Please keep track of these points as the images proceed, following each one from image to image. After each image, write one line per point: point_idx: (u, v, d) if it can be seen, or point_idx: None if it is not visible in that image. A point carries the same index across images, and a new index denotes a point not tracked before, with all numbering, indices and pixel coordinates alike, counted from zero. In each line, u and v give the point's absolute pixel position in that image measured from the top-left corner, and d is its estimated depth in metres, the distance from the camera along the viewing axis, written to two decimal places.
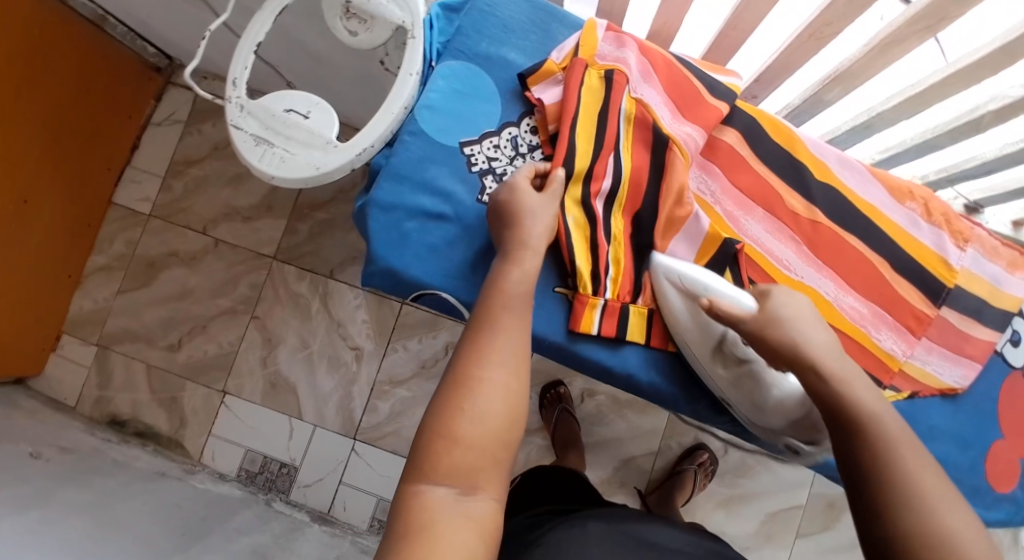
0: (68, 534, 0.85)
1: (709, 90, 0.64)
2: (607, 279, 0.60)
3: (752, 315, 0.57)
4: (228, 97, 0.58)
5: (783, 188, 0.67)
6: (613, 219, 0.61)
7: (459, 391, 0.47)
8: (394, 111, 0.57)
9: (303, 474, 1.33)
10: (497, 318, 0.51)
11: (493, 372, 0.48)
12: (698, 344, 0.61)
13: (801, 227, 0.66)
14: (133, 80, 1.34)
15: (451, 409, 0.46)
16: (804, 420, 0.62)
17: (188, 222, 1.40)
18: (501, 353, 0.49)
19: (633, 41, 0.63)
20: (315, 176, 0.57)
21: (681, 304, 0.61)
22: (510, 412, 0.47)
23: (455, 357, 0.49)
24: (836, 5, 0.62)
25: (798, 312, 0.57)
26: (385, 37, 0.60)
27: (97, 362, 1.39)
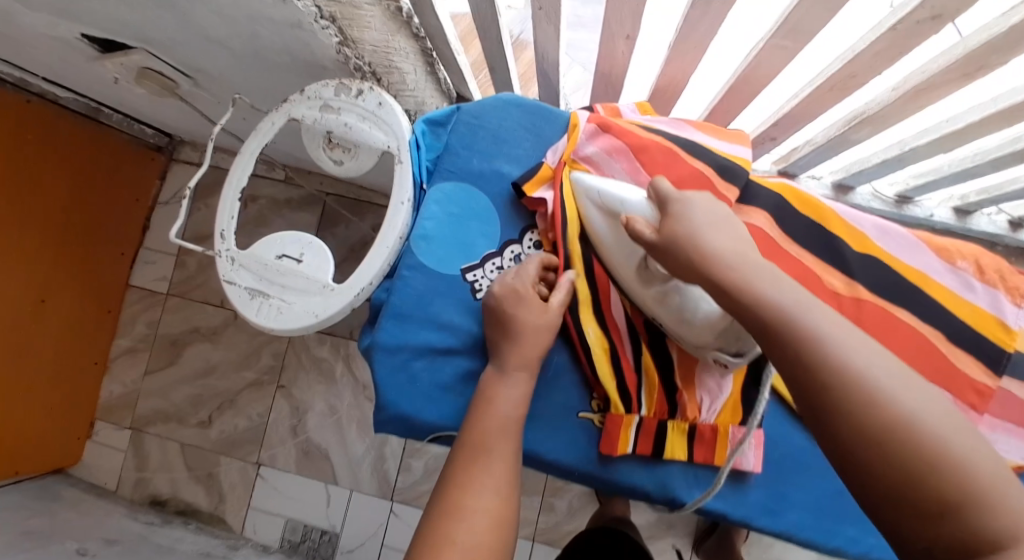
0: None
1: (713, 173, 0.57)
2: (638, 396, 0.57)
3: (652, 234, 0.46)
4: (218, 249, 0.57)
5: (819, 267, 0.60)
6: (633, 336, 0.57)
7: (445, 517, 0.43)
8: (388, 245, 0.54)
9: (344, 540, 1.33)
10: (490, 437, 0.48)
11: (482, 497, 0.44)
12: (621, 263, 0.53)
13: (848, 309, 0.59)
14: (135, 163, 1.34)
15: (439, 533, 0.42)
16: (729, 330, 0.49)
17: (205, 296, 1.40)
18: (491, 477, 0.45)
19: (610, 142, 0.57)
20: (315, 323, 0.54)
21: (603, 224, 0.53)
22: (499, 537, 0.42)
23: (445, 479, 0.45)
24: (862, 59, 0.56)
25: (712, 222, 0.46)
26: (372, 163, 0.58)
27: (133, 444, 1.40)
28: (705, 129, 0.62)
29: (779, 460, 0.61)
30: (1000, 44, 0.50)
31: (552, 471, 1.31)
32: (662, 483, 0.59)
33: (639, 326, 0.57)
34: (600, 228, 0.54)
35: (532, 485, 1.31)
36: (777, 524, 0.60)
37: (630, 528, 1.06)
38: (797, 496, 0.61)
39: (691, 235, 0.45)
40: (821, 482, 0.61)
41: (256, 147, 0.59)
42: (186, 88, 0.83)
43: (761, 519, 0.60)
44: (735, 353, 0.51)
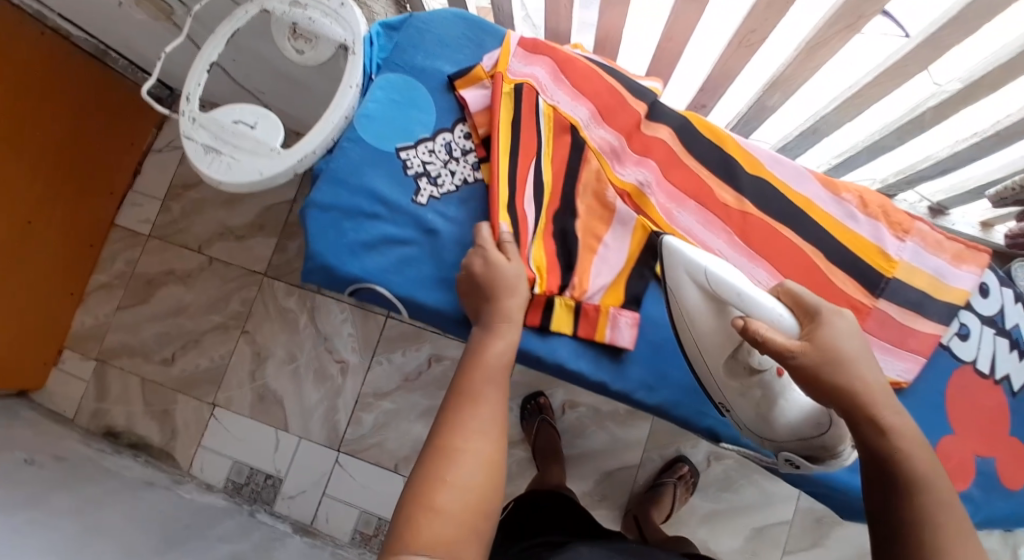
0: (47, 549, 0.92)
1: (624, 92, 0.68)
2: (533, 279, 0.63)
3: (801, 345, 0.54)
4: (183, 110, 0.63)
5: (713, 180, 0.68)
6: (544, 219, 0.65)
7: (438, 461, 0.51)
8: (333, 120, 0.62)
9: (287, 485, 1.36)
10: (481, 385, 0.56)
11: (472, 443, 0.52)
12: (709, 334, 0.63)
13: (732, 218, 0.68)
14: (133, 109, 1.42)
15: (434, 482, 0.50)
16: (813, 418, 0.63)
17: (185, 241, 1.47)
18: (480, 425, 0.54)
19: (541, 57, 0.67)
20: (259, 180, 0.62)
21: (698, 296, 0.61)
22: (487, 478, 0.51)
23: (440, 423, 0.54)
24: (756, 12, 0.64)
25: (855, 350, 0.56)
26: (329, 55, 0.66)
27: (95, 376, 1.44)
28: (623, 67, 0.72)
29: (653, 340, 0.70)
30: None
31: None
32: (550, 350, 0.66)
33: (552, 209, 0.66)
34: (694, 300, 0.61)
35: None
36: (654, 397, 0.70)
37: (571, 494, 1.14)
38: (673, 373, 0.70)
39: (847, 357, 0.55)
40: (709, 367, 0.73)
41: (228, 31, 0.66)
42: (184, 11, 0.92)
43: (638, 393, 0.69)
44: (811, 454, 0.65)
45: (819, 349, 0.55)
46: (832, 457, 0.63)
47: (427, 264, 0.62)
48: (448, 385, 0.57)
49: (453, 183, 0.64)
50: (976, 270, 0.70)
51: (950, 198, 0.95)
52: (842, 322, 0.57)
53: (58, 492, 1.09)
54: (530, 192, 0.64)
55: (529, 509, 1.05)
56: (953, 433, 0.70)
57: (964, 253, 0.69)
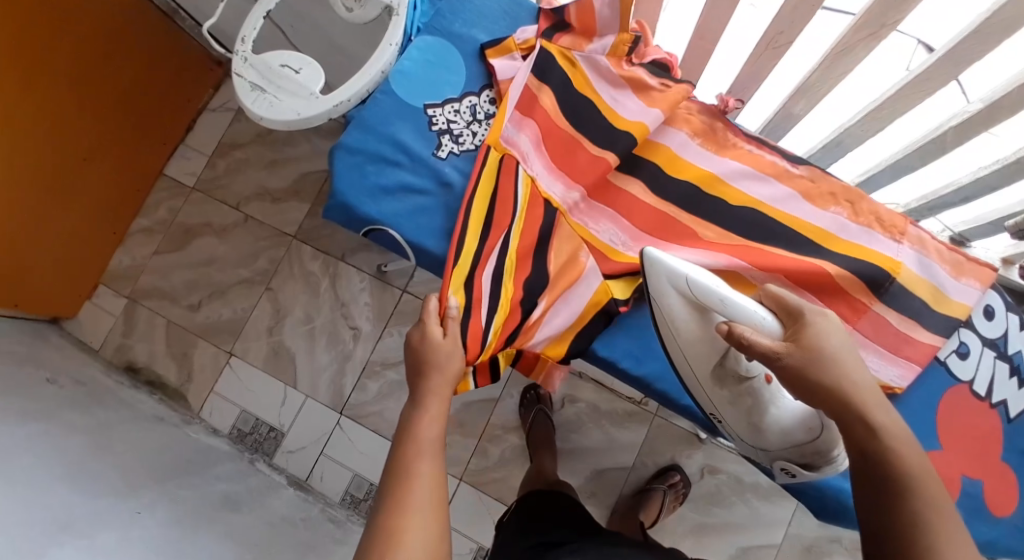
0: (56, 458, 0.99)
1: (590, 144, 0.69)
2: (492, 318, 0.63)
3: (790, 347, 0.55)
4: (236, 50, 0.68)
5: (694, 219, 0.69)
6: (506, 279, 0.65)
7: (383, 545, 0.47)
8: (371, 74, 0.66)
9: (288, 440, 1.41)
10: (417, 461, 0.53)
11: (414, 521, 0.49)
12: (696, 342, 0.66)
13: (718, 253, 0.67)
14: (193, 67, 1.51)
15: (384, 548, 0.47)
16: (803, 441, 0.66)
17: (224, 197, 1.54)
18: (421, 498, 0.51)
19: (524, 124, 0.67)
20: (296, 120, 0.66)
21: (682, 304, 0.64)
22: (436, 547, 0.49)
23: (380, 506, 0.50)
24: (783, 14, 0.66)
25: (844, 348, 0.56)
26: (375, 15, 0.70)
27: (125, 313, 1.52)
28: (639, 88, 0.70)
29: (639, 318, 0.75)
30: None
31: (494, 420, 1.37)
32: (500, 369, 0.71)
33: (515, 268, 0.66)
34: (677, 309, 0.65)
35: (471, 428, 1.37)
36: (640, 370, 0.74)
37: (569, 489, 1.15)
38: (657, 347, 0.74)
39: (834, 356, 0.55)
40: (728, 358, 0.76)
41: None
42: None
43: (626, 363, 0.74)
44: (802, 465, 0.68)
45: (803, 351, 0.55)
46: (823, 462, 0.66)
47: (438, 217, 0.66)
48: (383, 468, 0.54)
49: (474, 143, 0.68)
50: (976, 283, 0.69)
51: (970, 229, 0.96)
52: (828, 324, 0.57)
53: (73, 411, 1.16)
54: (496, 252, 0.64)
55: (536, 509, 1.06)
56: (941, 449, 0.71)
57: (963, 265, 0.70)
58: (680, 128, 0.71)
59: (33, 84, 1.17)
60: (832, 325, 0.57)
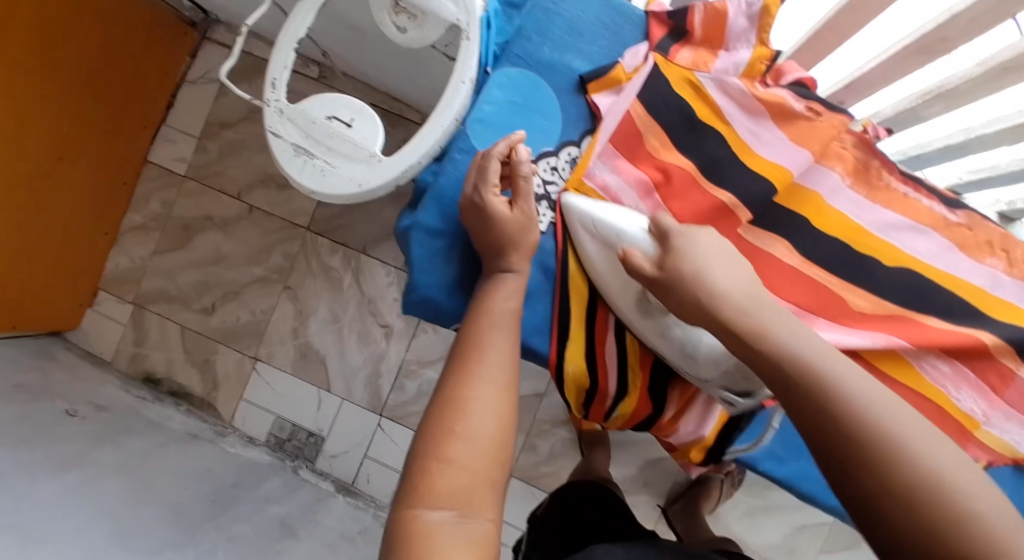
0: (107, 504, 0.91)
1: (715, 190, 0.59)
2: (615, 406, 0.66)
3: (654, 270, 0.52)
4: (267, 99, 0.56)
5: (843, 286, 0.61)
6: (628, 384, 0.65)
7: (449, 409, 0.47)
8: (444, 123, 0.54)
9: (329, 445, 1.36)
10: (486, 332, 0.52)
11: (484, 389, 0.48)
12: (611, 279, 0.59)
13: (875, 332, 0.60)
14: (167, 35, 1.29)
15: (442, 433, 0.46)
16: (735, 369, 0.59)
17: (222, 186, 1.38)
18: (490, 370, 0.49)
19: (624, 165, 0.60)
20: (356, 192, 0.54)
21: (597, 249, 0.58)
22: (501, 427, 0.47)
23: (448, 375, 0.50)
24: (960, 22, 0.53)
25: (705, 255, 0.52)
26: (437, 35, 0.56)
27: (133, 320, 1.41)
28: (780, 116, 0.60)
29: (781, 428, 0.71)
30: None
31: (541, 414, 1.32)
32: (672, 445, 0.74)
33: (638, 367, 0.65)
34: (595, 254, 0.59)
35: (520, 423, 1.32)
36: (781, 470, 0.71)
37: (613, 487, 1.07)
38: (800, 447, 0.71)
39: (695, 270, 0.50)
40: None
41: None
42: None
43: (767, 464, 0.71)
44: (745, 396, 0.63)
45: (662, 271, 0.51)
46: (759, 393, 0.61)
47: (544, 306, 0.61)
48: (454, 335, 0.53)
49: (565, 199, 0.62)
50: None
51: None
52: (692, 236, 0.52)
53: (106, 446, 1.04)
54: (612, 351, 0.63)
55: (556, 512, 0.96)
56: None
57: None
58: (832, 165, 0.62)
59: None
60: (716, 238, 0.54)
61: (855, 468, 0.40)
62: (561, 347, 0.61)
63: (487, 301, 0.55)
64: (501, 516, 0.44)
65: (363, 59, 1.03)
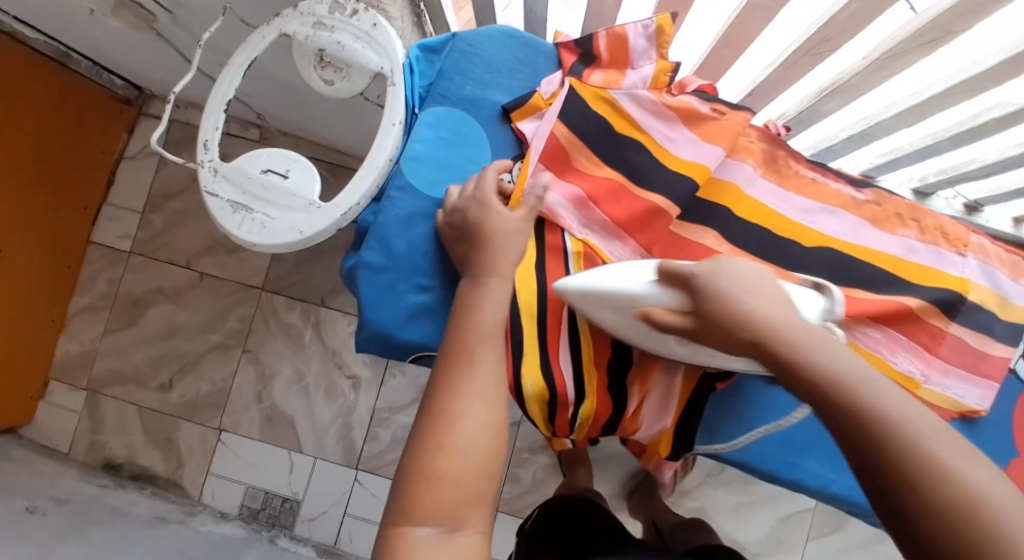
0: None
1: (647, 192, 0.63)
2: (575, 415, 0.62)
3: (687, 319, 0.51)
4: (201, 161, 0.58)
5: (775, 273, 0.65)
6: (586, 387, 0.62)
7: (436, 426, 0.47)
8: (377, 165, 0.57)
9: (306, 508, 1.31)
10: (473, 348, 0.51)
11: (473, 403, 0.48)
12: (632, 329, 0.58)
13: None
14: (102, 114, 1.29)
15: (428, 449, 0.46)
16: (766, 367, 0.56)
17: (171, 257, 1.36)
18: (480, 384, 0.49)
19: (559, 182, 0.62)
20: (298, 239, 0.56)
21: (614, 314, 0.57)
22: (490, 442, 0.47)
23: (433, 390, 0.49)
24: (838, 21, 0.59)
25: (739, 282, 0.50)
26: (362, 85, 0.60)
27: (87, 406, 1.35)
28: (691, 119, 0.65)
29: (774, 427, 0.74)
30: (966, 8, 0.53)
31: (520, 443, 1.31)
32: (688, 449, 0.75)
33: (593, 365, 0.62)
34: (608, 316, 0.58)
35: None
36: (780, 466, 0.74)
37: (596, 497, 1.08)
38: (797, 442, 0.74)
39: (728, 300, 0.48)
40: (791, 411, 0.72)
41: (244, 61, 0.60)
42: (166, 23, 0.81)
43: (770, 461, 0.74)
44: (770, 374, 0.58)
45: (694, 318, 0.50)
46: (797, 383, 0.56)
47: None
48: (437, 353, 0.53)
49: None
50: None
51: (987, 196, 0.95)
52: (717, 268, 0.50)
53: (69, 542, 0.98)
54: (566, 352, 0.61)
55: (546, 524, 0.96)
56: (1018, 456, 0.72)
57: (1021, 266, 0.73)
58: (743, 159, 0.68)
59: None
60: (726, 262, 0.52)
61: (881, 485, 0.39)
62: (517, 360, 0.59)
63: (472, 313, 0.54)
64: (490, 526, 0.45)
65: (302, 116, 1.05)
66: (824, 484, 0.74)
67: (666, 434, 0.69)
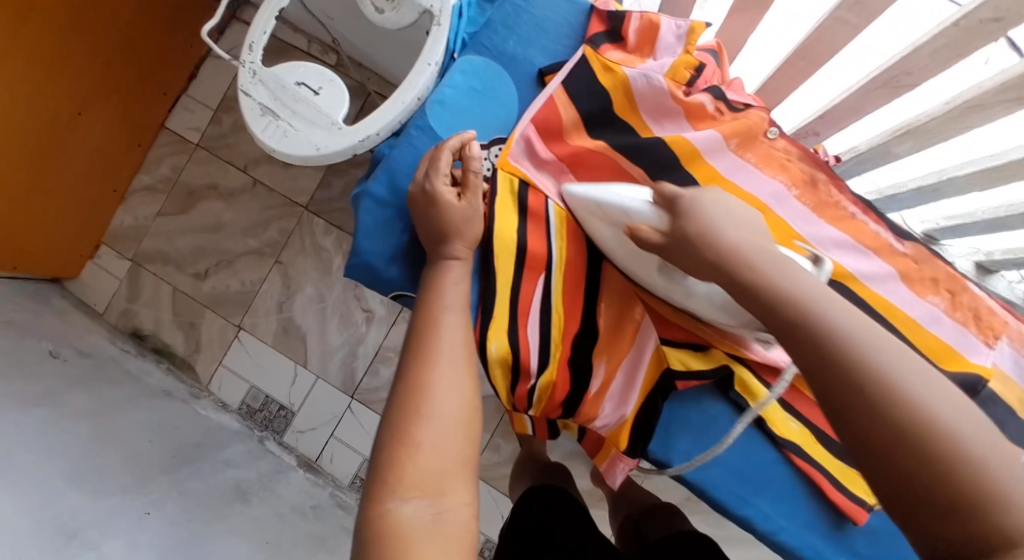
0: (71, 440, 0.93)
1: (624, 160, 0.65)
2: (535, 384, 0.64)
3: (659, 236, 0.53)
4: (244, 61, 0.65)
5: None
6: (550, 359, 0.64)
7: (414, 396, 0.50)
8: (404, 101, 0.63)
9: (298, 420, 1.38)
10: (444, 319, 0.55)
11: (443, 373, 0.51)
12: (624, 251, 0.61)
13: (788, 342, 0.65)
14: (196, 8, 1.35)
15: (410, 419, 0.49)
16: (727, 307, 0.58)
17: (231, 158, 1.43)
18: (449, 356, 0.53)
19: (542, 147, 0.65)
20: (314, 154, 0.63)
21: (608, 226, 0.61)
22: (467, 412, 0.50)
23: (407, 363, 0.52)
24: (919, 54, 0.55)
25: (718, 209, 0.52)
26: (409, 17, 0.65)
27: (129, 276, 1.46)
28: (698, 118, 0.66)
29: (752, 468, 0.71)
30: None
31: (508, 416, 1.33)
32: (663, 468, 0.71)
33: (561, 341, 0.65)
34: (605, 230, 0.61)
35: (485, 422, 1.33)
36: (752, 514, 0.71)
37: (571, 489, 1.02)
38: (773, 492, 0.71)
39: (709, 228, 0.50)
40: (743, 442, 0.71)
41: None
42: None
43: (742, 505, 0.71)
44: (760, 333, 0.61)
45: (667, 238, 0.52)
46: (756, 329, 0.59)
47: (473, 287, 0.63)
48: (411, 321, 0.56)
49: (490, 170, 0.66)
50: None
51: None
52: (703, 197, 0.53)
53: (79, 390, 1.07)
54: (536, 323, 0.64)
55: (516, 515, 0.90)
56: None
57: None
58: (774, 174, 0.68)
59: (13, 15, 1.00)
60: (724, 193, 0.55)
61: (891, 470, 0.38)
62: (485, 321, 0.62)
63: (437, 286, 0.58)
64: (477, 495, 0.47)
65: (373, 48, 1.07)
66: (773, 530, 0.72)
67: (624, 428, 0.68)
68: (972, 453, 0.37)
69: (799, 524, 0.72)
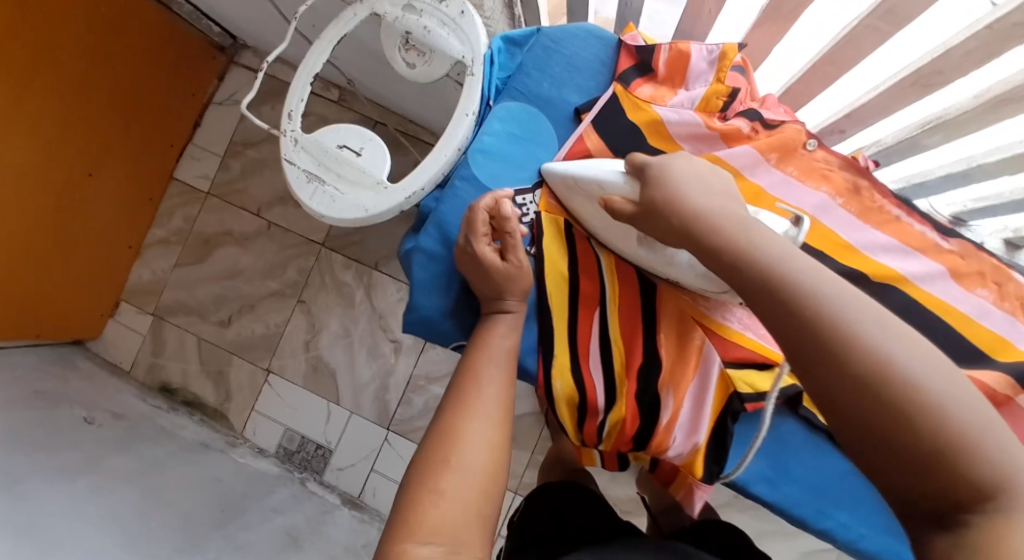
0: (120, 507, 0.93)
1: None
2: (604, 419, 0.67)
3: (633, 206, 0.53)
4: (285, 129, 0.69)
5: None
6: (616, 394, 0.67)
7: (445, 443, 0.50)
8: (445, 156, 0.65)
9: (336, 457, 1.38)
10: (481, 371, 0.56)
11: (477, 424, 0.52)
12: (603, 228, 0.64)
13: None
14: (196, 57, 1.35)
15: (437, 465, 0.48)
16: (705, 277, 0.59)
17: (243, 203, 1.43)
18: (485, 406, 0.53)
19: None
20: (362, 215, 0.66)
21: (587, 205, 0.64)
22: (493, 462, 0.50)
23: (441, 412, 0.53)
24: (952, 55, 0.55)
25: (687, 175, 0.52)
26: (440, 69, 0.68)
27: (152, 331, 1.46)
28: (735, 139, 0.69)
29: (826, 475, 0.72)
30: None
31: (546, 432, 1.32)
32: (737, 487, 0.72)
33: (625, 375, 0.67)
34: (584, 208, 0.64)
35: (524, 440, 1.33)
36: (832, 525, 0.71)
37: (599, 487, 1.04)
38: (850, 500, 0.71)
39: (674, 192, 0.50)
40: (812, 452, 0.72)
41: (333, 36, 0.70)
42: None
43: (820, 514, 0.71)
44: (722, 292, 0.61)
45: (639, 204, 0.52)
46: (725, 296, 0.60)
47: (533, 330, 0.66)
48: (455, 369, 0.58)
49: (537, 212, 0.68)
50: None
51: None
52: (668, 164, 0.53)
53: (120, 453, 1.07)
54: (597, 361, 0.67)
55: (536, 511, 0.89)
56: None
57: None
58: (818, 186, 0.70)
59: (20, 88, 1.00)
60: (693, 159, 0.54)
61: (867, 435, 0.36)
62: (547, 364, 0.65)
63: (488, 338, 0.60)
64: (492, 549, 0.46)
65: (381, 84, 1.07)
66: (854, 538, 0.71)
67: (699, 456, 0.68)
68: (964, 423, 0.34)
69: (880, 530, 0.71)
